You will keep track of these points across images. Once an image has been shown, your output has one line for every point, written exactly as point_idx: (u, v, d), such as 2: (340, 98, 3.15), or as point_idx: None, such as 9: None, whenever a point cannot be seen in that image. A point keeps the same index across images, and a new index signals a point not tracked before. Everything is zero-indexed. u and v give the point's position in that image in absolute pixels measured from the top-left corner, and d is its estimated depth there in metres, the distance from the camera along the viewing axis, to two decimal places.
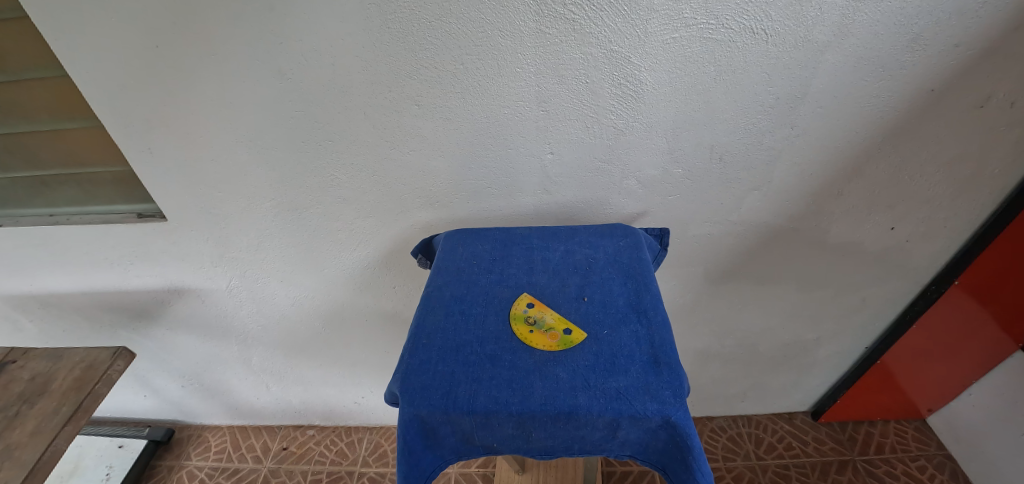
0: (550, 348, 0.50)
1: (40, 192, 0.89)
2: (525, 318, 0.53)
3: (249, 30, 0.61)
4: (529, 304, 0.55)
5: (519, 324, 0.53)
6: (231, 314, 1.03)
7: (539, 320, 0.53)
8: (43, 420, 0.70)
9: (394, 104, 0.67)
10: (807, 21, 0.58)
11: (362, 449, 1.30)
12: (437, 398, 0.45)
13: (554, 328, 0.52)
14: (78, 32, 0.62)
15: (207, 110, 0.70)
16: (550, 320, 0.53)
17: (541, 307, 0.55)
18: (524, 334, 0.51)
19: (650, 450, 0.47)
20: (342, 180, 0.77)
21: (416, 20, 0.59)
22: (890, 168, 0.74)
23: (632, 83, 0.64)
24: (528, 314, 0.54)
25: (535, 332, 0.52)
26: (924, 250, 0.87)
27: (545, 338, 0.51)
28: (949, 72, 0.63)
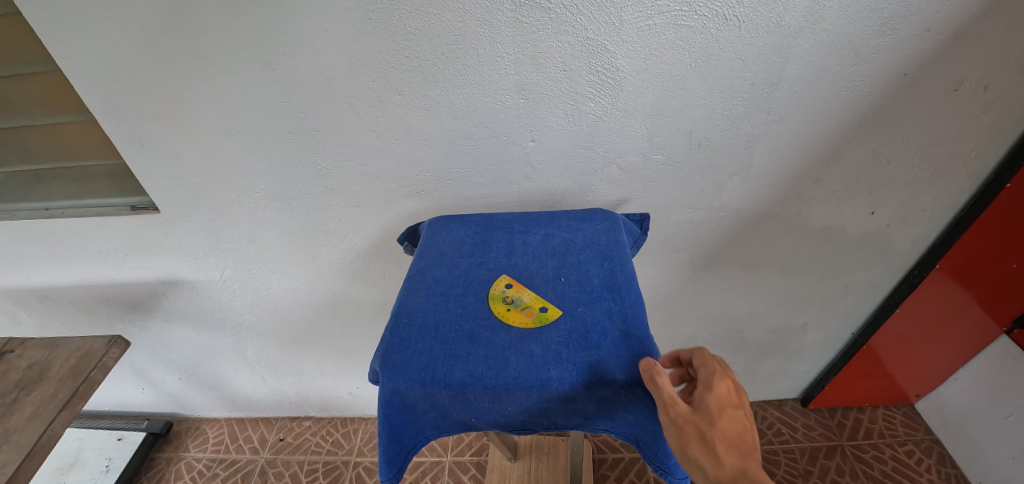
0: (527, 326, 0.51)
1: (36, 186, 0.90)
2: (503, 298, 0.55)
3: (234, 21, 0.62)
4: (507, 285, 0.57)
5: (497, 304, 0.54)
6: (225, 305, 1.05)
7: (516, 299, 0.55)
8: (40, 405, 0.71)
9: (378, 93, 0.69)
10: (778, 8, 0.59)
11: (358, 439, 1.32)
12: (415, 373, 0.47)
13: (530, 306, 0.54)
14: (66, 26, 0.63)
15: (195, 102, 0.71)
16: (526, 299, 0.55)
17: (519, 287, 0.56)
18: (503, 313, 0.53)
19: (623, 423, 0.48)
20: (330, 170, 0.79)
21: (396, 11, 0.60)
22: (868, 152, 0.75)
23: (609, 71, 0.65)
24: (506, 294, 0.55)
25: (512, 310, 0.53)
26: (905, 235, 0.88)
27: (522, 315, 0.52)
28: (921, 56, 0.64)
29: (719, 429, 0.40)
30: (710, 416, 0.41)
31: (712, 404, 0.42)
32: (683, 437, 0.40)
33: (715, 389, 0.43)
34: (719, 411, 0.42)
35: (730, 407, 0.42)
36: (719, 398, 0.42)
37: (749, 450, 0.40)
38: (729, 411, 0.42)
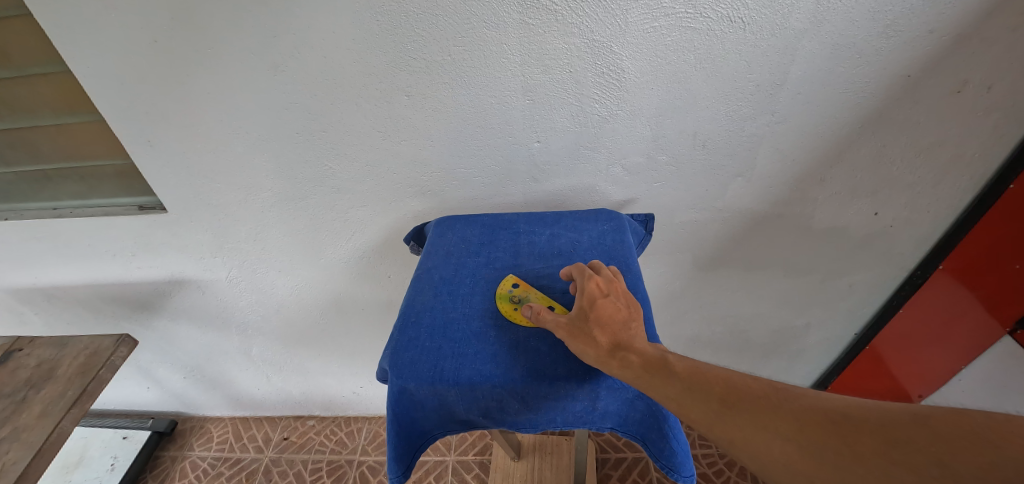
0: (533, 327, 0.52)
1: (44, 186, 0.91)
2: (510, 298, 0.55)
3: (243, 23, 0.63)
4: (514, 284, 0.57)
5: (503, 303, 0.55)
6: (231, 304, 1.06)
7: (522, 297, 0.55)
8: (50, 403, 0.72)
9: (385, 94, 0.69)
10: (783, 10, 0.60)
11: (361, 438, 1.33)
12: (424, 371, 0.48)
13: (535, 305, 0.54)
14: (77, 28, 0.64)
15: (203, 103, 0.72)
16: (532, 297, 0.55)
17: (526, 287, 0.57)
18: (508, 313, 0.53)
19: (629, 421, 0.49)
20: (337, 171, 0.80)
21: (403, 13, 0.61)
22: (871, 153, 0.76)
23: (615, 72, 0.66)
24: (513, 294, 0.56)
25: (519, 310, 0.54)
26: (908, 236, 0.88)
27: None
28: (925, 58, 0.65)
29: (592, 312, 0.47)
30: (584, 307, 0.47)
31: (584, 298, 0.48)
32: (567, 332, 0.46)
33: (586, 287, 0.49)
34: (590, 303, 0.47)
35: (601, 296, 0.48)
36: (589, 292, 0.48)
37: (621, 326, 0.46)
38: (600, 300, 0.47)
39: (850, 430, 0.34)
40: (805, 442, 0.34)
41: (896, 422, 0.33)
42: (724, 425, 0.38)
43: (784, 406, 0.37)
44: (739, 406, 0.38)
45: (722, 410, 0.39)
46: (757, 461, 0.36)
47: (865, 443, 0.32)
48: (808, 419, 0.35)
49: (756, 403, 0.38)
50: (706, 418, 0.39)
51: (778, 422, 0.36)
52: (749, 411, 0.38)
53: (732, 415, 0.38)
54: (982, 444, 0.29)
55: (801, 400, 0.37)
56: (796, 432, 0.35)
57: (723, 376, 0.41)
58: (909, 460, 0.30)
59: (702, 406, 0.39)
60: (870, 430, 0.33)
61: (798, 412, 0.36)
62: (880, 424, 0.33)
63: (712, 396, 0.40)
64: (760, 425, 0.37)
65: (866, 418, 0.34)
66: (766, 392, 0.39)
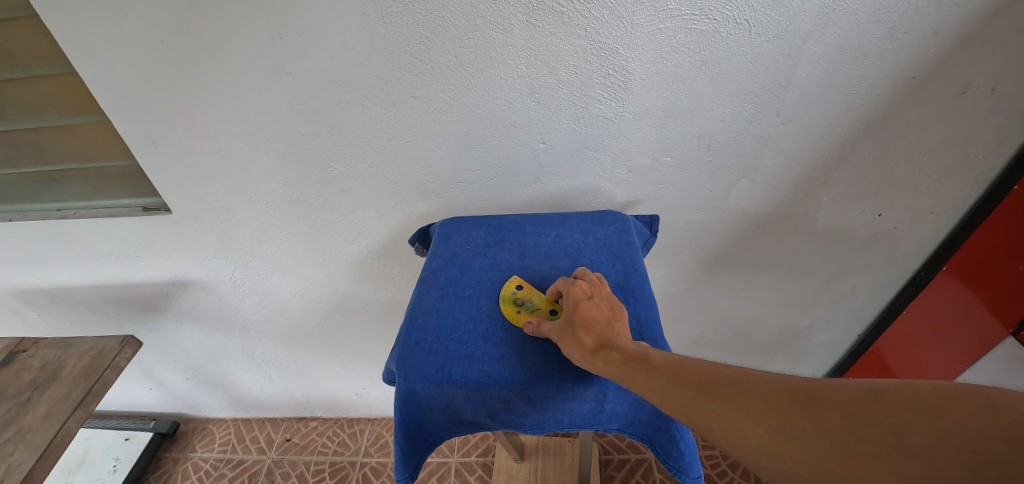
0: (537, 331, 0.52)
1: (49, 187, 0.91)
2: (514, 300, 0.55)
3: (250, 25, 0.63)
4: (518, 286, 0.57)
5: (507, 305, 0.55)
6: (234, 306, 1.06)
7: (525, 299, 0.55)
8: (54, 404, 0.72)
9: (390, 96, 0.69)
10: (789, 12, 0.60)
11: (364, 440, 1.32)
12: (432, 373, 0.48)
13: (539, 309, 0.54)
14: (84, 30, 0.64)
15: (209, 104, 0.72)
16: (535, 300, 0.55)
17: (530, 289, 0.57)
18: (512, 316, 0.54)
19: (636, 422, 0.48)
20: (342, 172, 0.80)
21: (410, 15, 0.61)
22: (875, 155, 0.76)
23: (620, 74, 0.66)
24: (516, 296, 0.56)
25: (523, 313, 0.54)
26: (912, 237, 0.88)
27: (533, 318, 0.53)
28: (930, 59, 0.65)
29: (576, 315, 0.48)
30: (569, 311, 0.48)
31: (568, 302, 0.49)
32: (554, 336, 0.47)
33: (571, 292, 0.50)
34: (574, 306, 0.48)
35: (584, 298, 0.49)
36: (573, 296, 0.49)
37: (604, 326, 0.46)
38: (584, 302, 0.48)
39: (817, 407, 0.34)
40: (777, 423, 0.34)
41: (857, 394, 0.33)
42: (697, 414, 0.37)
43: (755, 388, 0.37)
44: (712, 392, 0.38)
45: (695, 398, 0.38)
46: (734, 447, 0.35)
47: (832, 419, 0.33)
48: (778, 399, 0.35)
49: (728, 389, 0.38)
50: (680, 407, 0.38)
51: (748, 404, 0.36)
52: (721, 396, 0.37)
53: (704, 402, 0.37)
54: (936, 415, 0.30)
55: (769, 382, 0.37)
56: (767, 413, 0.35)
57: (695, 364, 0.41)
58: (874, 434, 0.31)
59: (675, 395, 0.38)
60: (837, 407, 0.33)
61: (768, 393, 0.36)
62: (843, 397, 0.33)
63: (685, 385, 0.39)
64: (732, 409, 0.36)
65: (829, 394, 0.34)
66: (737, 377, 0.39)
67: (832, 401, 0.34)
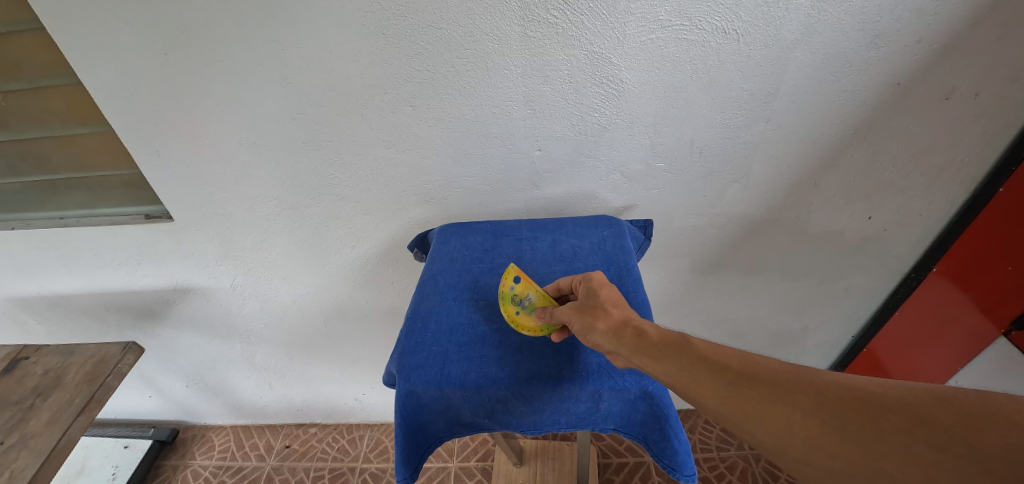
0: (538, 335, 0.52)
1: (52, 196, 0.92)
2: (512, 297, 0.55)
3: (253, 37, 0.65)
4: (517, 280, 0.57)
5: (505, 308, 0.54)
6: (234, 312, 1.06)
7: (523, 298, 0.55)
8: (58, 410, 0.73)
9: (390, 105, 0.71)
10: (775, 22, 0.62)
11: (363, 446, 1.33)
12: (431, 375, 0.49)
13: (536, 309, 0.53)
14: (90, 42, 0.65)
15: (211, 114, 0.73)
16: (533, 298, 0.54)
17: (528, 284, 0.56)
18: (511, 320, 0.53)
19: (631, 422, 0.50)
20: (342, 180, 0.81)
21: (409, 26, 0.63)
22: (864, 159, 0.78)
23: (614, 82, 0.68)
24: (515, 293, 0.55)
25: (520, 314, 0.53)
26: (902, 239, 0.90)
27: (530, 321, 0.52)
28: (913, 66, 0.67)
29: (602, 299, 0.48)
30: (594, 295, 0.49)
31: (593, 288, 0.50)
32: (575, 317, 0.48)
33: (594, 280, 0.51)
34: (599, 285, 0.50)
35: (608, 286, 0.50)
36: (598, 283, 0.50)
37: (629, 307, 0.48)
38: (606, 285, 0.50)
39: (874, 408, 0.34)
40: (827, 416, 0.34)
41: (919, 400, 0.33)
42: (739, 399, 0.37)
43: (804, 382, 0.37)
44: (755, 380, 0.38)
45: (736, 383, 0.38)
46: (774, 435, 0.36)
47: (891, 421, 0.33)
48: (830, 394, 0.36)
49: (774, 380, 0.38)
50: (721, 391, 0.38)
51: (799, 396, 0.36)
52: (766, 385, 0.38)
53: (748, 389, 0.38)
54: (1009, 427, 0.30)
55: (820, 376, 0.37)
56: (816, 406, 0.35)
57: (735, 352, 0.41)
58: (938, 439, 0.31)
59: (716, 379, 0.39)
60: (894, 408, 0.33)
61: (818, 388, 0.36)
62: (901, 400, 0.34)
63: (726, 370, 0.40)
64: (779, 399, 0.37)
65: (886, 395, 0.34)
66: (785, 368, 0.39)
67: (891, 404, 0.34)
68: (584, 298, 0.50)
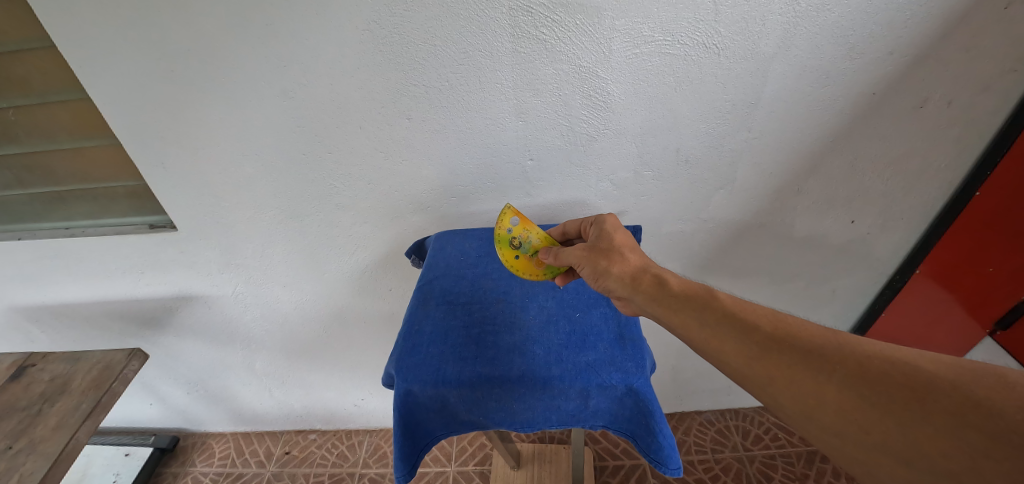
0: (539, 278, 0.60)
1: (57, 207, 0.95)
2: (510, 241, 0.61)
3: (256, 54, 0.68)
4: (514, 224, 0.62)
5: (505, 250, 0.61)
6: (235, 319, 1.08)
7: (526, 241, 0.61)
8: (65, 415, 0.75)
9: (387, 118, 0.74)
10: (752, 36, 0.66)
11: (363, 451, 1.34)
12: (427, 374, 0.51)
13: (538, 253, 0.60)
14: (100, 59, 0.68)
15: (215, 127, 0.76)
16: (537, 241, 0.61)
17: (525, 228, 0.62)
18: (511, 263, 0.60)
19: (619, 418, 0.53)
20: (341, 189, 0.84)
21: (404, 43, 0.66)
22: (844, 165, 0.81)
23: (601, 94, 0.71)
24: (513, 237, 0.61)
25: (520, 258, 0.60)
26: (885, 242, 0.93)
27: (529, 264, 0.60)
28: (887, 77, 0.70)
29: (618, 243, 0.55)
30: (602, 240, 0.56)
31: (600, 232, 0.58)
32: (583, 260, 0.55)
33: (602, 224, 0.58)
34: (613, 230, 0.56)
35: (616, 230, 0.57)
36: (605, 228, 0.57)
37: (643, 253, 0.55)
38: (621, 230, 0.57)
39: (920, 386, 0.36)
40: (863, 390, 0.37)
41: (973, 383, 0.34)
42: (766, 362, 0.41)
43: (845, 353, 0.40)
44: (786, 344, 0.42)
45: (763, 346, 0.42)
46: (806, 401, 0.39)
47: (938, 403, 0.34)
48: (871, 368, 0.38)
49: (810, 348, 0.41)
50: (747, 352, 0.43)
51: (837, 367, 0.39)
52: (801, 352, 0.41)
53: (778, 352, 0.42)
54: None
55: (862, 349, 0.39)
56: (853, 379, 0.38)
57: (763, 312, 0.46)
58: (991, 426, 0.32)
59: (741, 340, 0.43)
60: (947, 389, 0.35)
61: (859, 361, 0.39)
62: (952, 382, 0.35)
63: (756, 331, 0.44)
64: (814, 368, 0.39)
65: (934, 375, 0.36)
66: (823, 336, 0.42)
67: (942, 386, 0.35)
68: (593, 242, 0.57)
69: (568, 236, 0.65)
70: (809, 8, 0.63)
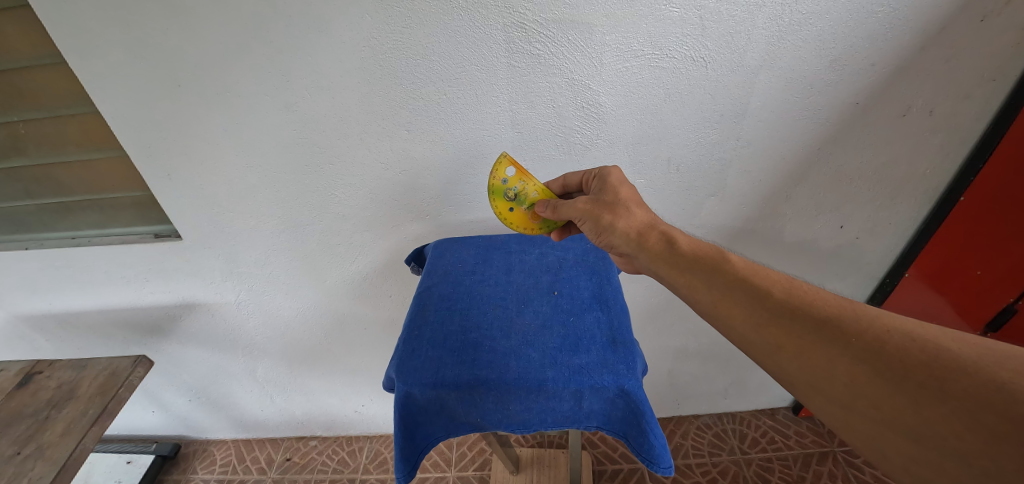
0: (532, 232, 0.68)
1: (64, 217, 0.97)
2: (506, 192, 0.67)
3: (260, 69, 0.70)
4: (508, 174, 0.67)
5: (501, 202, 0.67)
6: (237, 326, 1.10)
7: (522, 194, 0.67)
8: (72, 421, 0.76)
9: (387, 130, 0.77)
10: (738, 50, 0.68)
11: (363, 457, 1.35)
12: (426, 377, 0.53)
13: (533, 208, 0.67)
14: (109, 75, 0.71)
15: (219, 139, 0.78)
16: (533, 196, 0.67)
17: (519, 178, 0.68)
18: (506, 216, 0.66)
19: (612, 419, 0.55)
20: (342, 199, 0.86)
21: (402, 60, 0.69)
22: (831, 172, 0.83)
23: (594, 106, 0.74)
24: (508, 187, 0.67)
25: (516, 211, 0.67)
26: (875, 246, 0.95)
27: (526, 218, 0.67)
28: (869, 87, 0.73)
29: (623, 198, 0.58)
30: (605, 193, 0.59)
31: (603, 185, 0.61)
32: (586, 214, 0.58)
33: (605, 177, 0.61)
34: (618, 184, 0.60)
35: (619, 185, 0.60)
36: (608, 181, 0.60)
37: (647, 206, 0.57)
38: (625, 185, 0.60)
39: (942, 366, 0.36)
40: (878, 366, 0.38)
41: (997, 366, 0.35)
42: (776, 330, 0.42)
43: (863, 326, 0.40)
44: (798, 312, 0.43)
45: (774, 314, 0.43)
46: (817, 371, 0.40)
47: (958, 383, 0.35)
48: (891, 344, 0.38)
49: (827, 319, 0.41)
50: (758, 319, 0.43)
51: (854, 340, 0.39)
52: (816, 322, 0.41)
53: (789, 320, 0.42)
54: None
55: (882, 323, 0.40)
56: (869, 354, 0.38)
57: (777, 277, 0.46)
58: (1011, 408, 0.32)
59: (752, 306, 0.44)
60: (969, 370, 0.35)
61: (878, 336, 0.39)
62: (975, 363, 0.35)
63: (769, 297, 0.44)
64: (830, 340, 0.40)
65: (956, 355, 0.36)
66: (843, 308, 0.42)
67: (964, 367, 0.35)
68: (596, 196, 0.60)
69: (568, 188, 0.69)
70: (791, 23, 0.66)
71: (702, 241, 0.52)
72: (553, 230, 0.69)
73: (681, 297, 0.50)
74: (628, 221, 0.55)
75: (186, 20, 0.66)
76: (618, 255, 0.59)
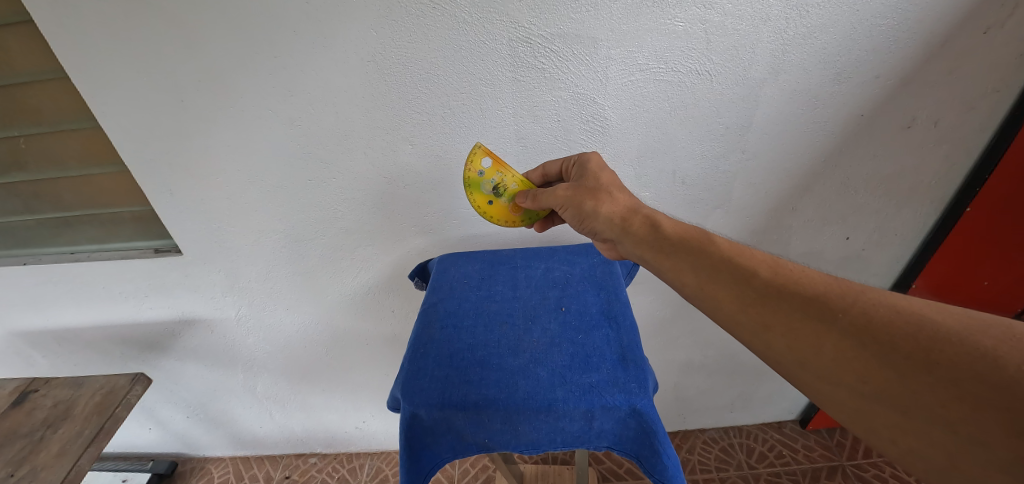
0: (514, 225, 0.70)
1: (62, 232, 0.96)
2: (484, 185, 0.69)
3: (263, 84, 0.70)
4: (484, 165, 0.69)
5: (480, 195, 0.69)
6: (237, 342, 1.09)
7: (500, 188, 0.69)
8: (68, 442, 0.74)
9: (390, 144, 0.76)
10: (743, 63, 0.68)
11: (364, 475, 1.32)
12: (433, 398, 0.52)
13: (512, 201, 0.69)
14: (111, 91, 0.70)
15: (221, 154, 0.78)
16: (511, 189, 0.69)
17: (495, 170, 0.70)
18: (485, 209, 0.69)
19: (623, 439, 0.53)
20: (344, 213, 0.85)
21: (407, 76, 0.69)
22: (837, 184, 0.82)
23: (598, 120, 0.73)
24: (486, 180, 0.69)
25: (495, 205, 0.69)
26: (881, 258, 0.94)
27: (506, 212, 0.69)
28: (874, 99, 0.73)
29: (605, 183, 0.58)
30: (585, 180, 0.60)
31: (582, 172, 0.61)
32: (567, 201, 0.59)
33: (586, 163, 0.62)
34: (599, 168, 0.60)
35: (600, 170, 0.60)
36: (589, 167, 0.61)
37: (627, 190, 0.58)
38: (605, 170, 0.60)
39: (927, 337, 0.35)
40: (863, 340, 0.37)
41: (981, 334, 0.34)
42: (761, 308, 0.42)
43: (849, 301, 0.39)
44: (785, 290, 0.42)
45: (759, 294, 0.43)
46: (801, 349, 0.39)
47: (942, 352, 0.34)
48: (877, 317, 0.37)
49: (814, 297, 0.40)
50: (743, 298, 0.43)
51: (838, 315, 0.38)
52: (802, 300, 0.41)
53: (775, 299, 0.42)
54: None
55: (867, 297, 0.39)
56: (854, 329, 0.37)
57: (764, 258, 0.46)
58: (994, 375, 0.31)
59: (735, 286, 0.44)
60: (954, 340, 0.34)
61: (863, 310, 0.38)
62: (960, 333, 0.34)
63: (754, 278, 0.44)
64: (815, 317, 0.39)
65: (941, 325, 0.35)
66: (830, 285, 0.41)
67: (950, 337, 0.34)
68: (577, 182, 0.61)
69: (549, 177, 0.69)
70: (796, 36, 0.66)
71: (686, 224, 0.52)
72: (535, 222, 0.70)
73: (666, 281, 0.50)
74: (611, 206, 0.56)
75: (190, 36, 0.66)
76: (602, 241, 0.59)
